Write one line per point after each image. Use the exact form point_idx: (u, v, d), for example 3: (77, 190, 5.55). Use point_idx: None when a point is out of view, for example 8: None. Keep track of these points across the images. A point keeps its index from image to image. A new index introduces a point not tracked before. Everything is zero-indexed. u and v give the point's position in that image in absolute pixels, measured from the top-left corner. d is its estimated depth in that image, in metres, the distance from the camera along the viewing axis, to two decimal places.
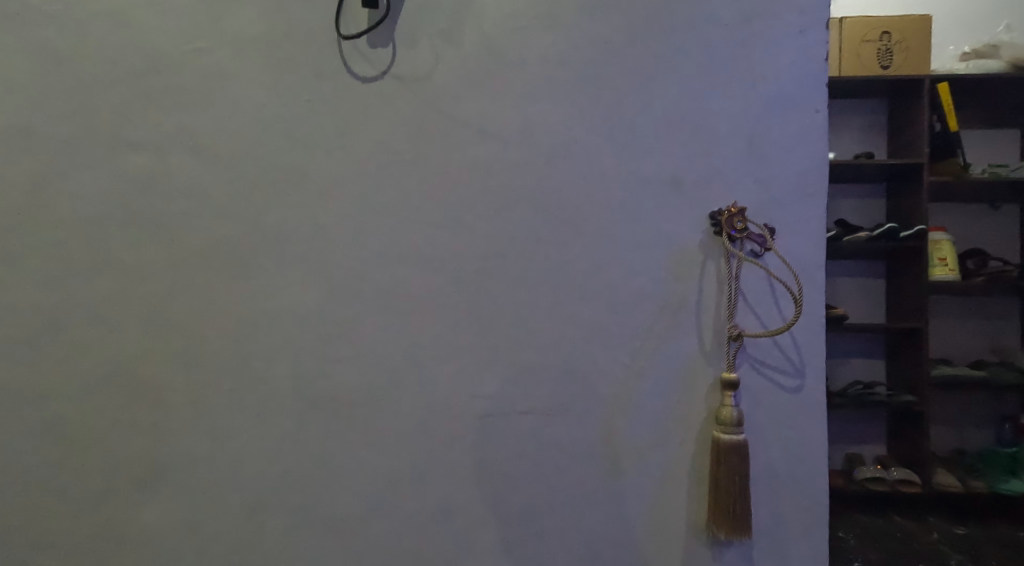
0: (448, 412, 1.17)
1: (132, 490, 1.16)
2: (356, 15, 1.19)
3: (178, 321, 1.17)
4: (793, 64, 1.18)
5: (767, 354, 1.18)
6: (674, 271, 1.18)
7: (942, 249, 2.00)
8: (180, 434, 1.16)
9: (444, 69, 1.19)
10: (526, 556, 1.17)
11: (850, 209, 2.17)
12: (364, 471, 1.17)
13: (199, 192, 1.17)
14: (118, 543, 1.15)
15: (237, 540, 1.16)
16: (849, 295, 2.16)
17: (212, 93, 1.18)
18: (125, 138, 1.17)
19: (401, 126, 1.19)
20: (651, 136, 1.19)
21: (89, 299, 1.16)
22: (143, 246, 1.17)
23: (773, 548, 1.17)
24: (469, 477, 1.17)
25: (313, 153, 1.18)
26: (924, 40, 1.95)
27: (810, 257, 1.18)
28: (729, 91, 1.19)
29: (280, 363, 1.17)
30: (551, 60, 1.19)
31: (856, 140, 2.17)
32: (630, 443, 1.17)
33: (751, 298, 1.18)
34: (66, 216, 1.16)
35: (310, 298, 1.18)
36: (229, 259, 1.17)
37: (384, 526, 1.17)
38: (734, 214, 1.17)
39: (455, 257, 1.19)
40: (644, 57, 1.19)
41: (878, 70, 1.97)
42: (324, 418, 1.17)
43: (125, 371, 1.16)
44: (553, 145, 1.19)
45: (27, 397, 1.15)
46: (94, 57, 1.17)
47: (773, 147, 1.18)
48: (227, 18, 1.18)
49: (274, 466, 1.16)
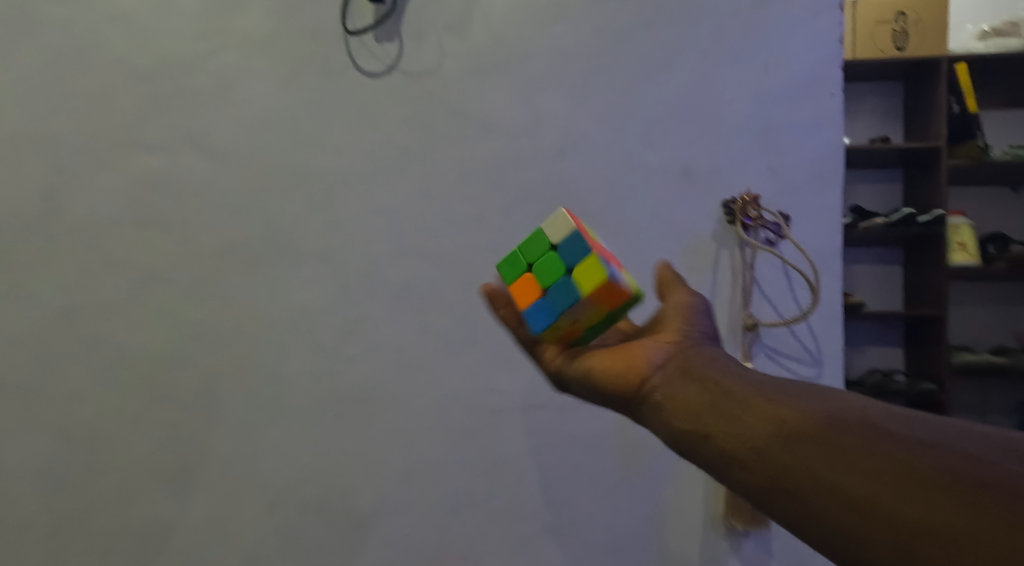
0: (462, 408, 1.17)
1: (151, 489, 1.16)
2: (361, 11, 1.18)
3: (192, 322, 1.17)
4: (805, 48, 1.16)
5: (783, 343, 1.17)
6: (687, 262, 1.17)
7: (960, 233, 1.97)
8: (198, 433, 1.17)
9: (451, 62, 1.18)
10: (544, 550, 1.16)
11: (866, 194, 2.14)
12: (380, 468, 1.17)
13: (211, 193, 1.18)
14: (139, 541, 1.16)
15: (256, 538, 1.17)
16: (867, 281, 2.14)
17: (220, 92, 1.18)
18: (138, 140, 1.17)
19: (409, 122, 1.18)
20: (661, 126, 1.18)
21: (104, 301, 1.17)
22: (157, 246, 1.17)
23: (792, 540, 1.16)
24: (485, 473, 1.17)
25: (321, 151, 1.18)
26: (941, 17, 1.90)
27: (826, 246, 1.17)
28: (741, 78, 1.17)
29: (292, 362, 1.17)
30: (560, 50, 1.18)
31: (871, 124, 2.13)
32: (646, 436, 1.16)
33: (766, 288, 1.17)
34: (80, 219, 1.17)
35: (323, 295, 1.18)
36: (241, 259, 1.18)
37: (399, 522, 1.17)
38: (748, 203, 1.15)
39: (464, 253, 1.18)
40: (652, 46, 1.17)
41: (893, 53, 1.94)
42: (339, 416, 1.17)
43: (143, 371, 1.17)
44: (561, 138, 1.18)
45: (47, 398, 1.16)
46: (103, 60, 1.17)
47: (786, 134, 1.17)
48: (234, 17, 1.17)
49: (290, 464, 1.17)
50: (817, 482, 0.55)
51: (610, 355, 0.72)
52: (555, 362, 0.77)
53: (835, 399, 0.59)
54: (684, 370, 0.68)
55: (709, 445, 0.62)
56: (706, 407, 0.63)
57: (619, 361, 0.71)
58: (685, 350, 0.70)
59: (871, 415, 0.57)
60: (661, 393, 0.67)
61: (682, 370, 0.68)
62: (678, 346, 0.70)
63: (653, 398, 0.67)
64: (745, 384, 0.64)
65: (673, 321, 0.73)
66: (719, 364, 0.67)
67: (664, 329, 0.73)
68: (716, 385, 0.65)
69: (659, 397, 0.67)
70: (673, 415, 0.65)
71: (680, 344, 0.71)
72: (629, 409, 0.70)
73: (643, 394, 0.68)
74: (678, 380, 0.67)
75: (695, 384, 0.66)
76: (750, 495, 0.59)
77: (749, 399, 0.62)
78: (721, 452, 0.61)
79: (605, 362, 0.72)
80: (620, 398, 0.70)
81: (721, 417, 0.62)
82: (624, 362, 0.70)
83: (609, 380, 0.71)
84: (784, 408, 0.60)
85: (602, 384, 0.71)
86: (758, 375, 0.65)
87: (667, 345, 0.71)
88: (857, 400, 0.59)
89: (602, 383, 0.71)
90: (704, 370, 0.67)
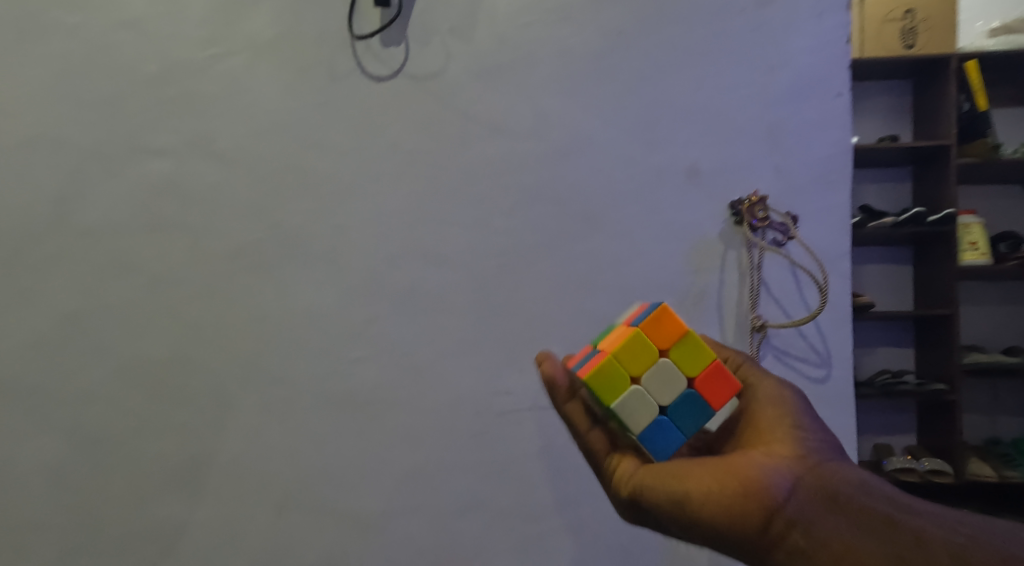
0: (468, 410, 1.18)
1: (161, 490, 1.17)
2: (367, 16, 1.19)
3: (202, 325, 1.18)
4: (812, 47, 1.16)
5: (791, 345, 1.17)
6: (694, 263, 1.17)
7: (971, 232, 1.95)
8: (206, 433, 1.18)
9: (456, 65, 1.19)
10: (550, 552, 1.17)
11: (874, 194, 2.12)
12: (385, 469, 1.18)
13: (219, 196, 1.19)
14: (151, 541, 1.17)
15: (265, 539, 1.18)
16: (876, 282, 2.11)
17: (228, 98, 1.19)
18: (147, 146, 1.18)
19: (414, 124, 1.19)
20: (667, 128, 1.18)
21: (115, 303, 1.18)
22: (167, 250, 1.18)
23: None
24: (491, 473, 1.17)
25: (327, 156, 1.19)
26: (949, 16, 1.89)
27: (833, 246, 1.17)
28: (749, 78, 1.17)
29: (301, 364, 1.18)
30: (565, 52, 1.18)
31: (882, 121, 2.11)
32: None
33: (774, 289, 1.17)
34: (89, 224, 1.18)
35: (328, 297, 1.19)
36: (250, 262, 1.19)
37: (405, 524, 1.17)
38: (755, 203, 1.15)
39: (469, 255, 1.19)
40: (658, 46, 1.17)
41: (901, 52, 1.92)
42: (346, 417, 1.18)
43: (153, 374, 1.18)
44: (566, 140, 1.18)
45: (58, 400, 1.17)
46: (113, 66, 1.18)
47: (793, 135, 1.16)
48: (242, 23, 1.18)
49: (298, 466, 1.18)
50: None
51: (711, 470, 0.76)
52: (629, 483, 0.81)
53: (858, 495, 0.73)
54: (825, 492, 0.73)
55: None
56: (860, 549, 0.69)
57: (726, 485, 0.74)
58: (814, 463, 0.76)
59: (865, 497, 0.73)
60: (798, 531, 0.72)
61: (818, 495, 0.73)
62: (798, 467, 0.75)
63: (790, 537, 0.71)
64: (909, 518, 0.70)
65: (775, 427, 0.81)
66: (849, 487, 0.73)
67: (772, 442, 0.79)
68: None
69: (797, 538, 0.71)
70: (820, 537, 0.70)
71: (802, 463, 0.76)
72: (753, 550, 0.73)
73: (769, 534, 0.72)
74: (827, 522, 0.71)
75: (840, 512, 0.72)
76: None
77: (923, 543, 0.68)
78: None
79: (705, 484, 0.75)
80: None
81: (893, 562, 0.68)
82: (745, 492, 0.73)
83: (727, 514, 0.73)
84: (934, 542, 0.68)
85: (706, 514, 0.74)
86: (921, 505, 0.72)
87: (792, 467, 0.75)
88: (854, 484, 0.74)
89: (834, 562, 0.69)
90: (845, 499, 0.72)
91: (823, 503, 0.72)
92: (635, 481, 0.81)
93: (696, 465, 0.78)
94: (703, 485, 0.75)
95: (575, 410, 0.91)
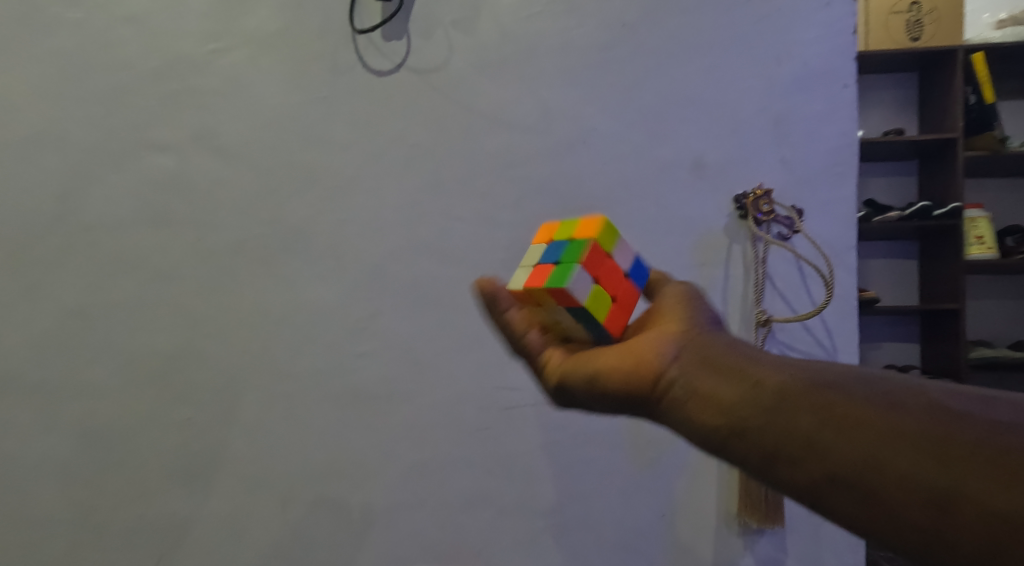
0: (472, 405, 1.17)
1: (165, 486, 1.17)
2: (368, 9, 1.18)
3: (207, 320, 1.18)
4: (818, 39, 1.15)
5: (796, 339, 1.16)
6: (698, 257, 1.16)
7: (978, 227, 1.94)
8: (210, 429, 1.17)
9: (458, 59, 1.18)
10: (555, 548, 1.17)
11: (880, 188, 2.11)
12: (390, 464, 1.17)
13: (221, 192, 1.18)
14: (155, 537, 1.17)
15: (270, 535, 1.17)
16: (881, 277, 2.11)
17: (230, 92, 1.18)
18: (149, 141, 1.18)
19: (417, 118, 1.18)
20: (672, 120, 1.17)
21: (117, 299, 1.17)
22: (169, 245, 1.18)
23: (808, 535, 1.17)
24: (496, 469, 1.17)
25: (330, 151, 1.18)
26: (956, 6, 1.87)
27: (840, 240, 1.16)
28: (753, 70, 1.16)
29: (305, 360, 1.18)
30: (569, 44, 1.17)
31: (887, 115, 2.10)
32: (656, 433, 1.17)
33: (779, 283, 1.16)
34: (91, 220, 1.17)
35: (331, 292, 1.18)
36: (253, 258, 1.18)
37: (410, 519, 1.17)
38: (761, 197, 1.14)
39: (474, 250, 1.18)
40: (662, 38, 1.16)
41: (907, 44, 1.92)
42: (351, 412, 1.18)
43: (156, 369, 1.17)
44: (571, 133, 1.17)
45: (60, 396, 1.17)
46: (114, 61, 1.17)
47: (798, 127, 1.16)
48: (243, 17, 1.18)
49: (302, 461, 1.17)
50: (809, 442, 0.58)
51: (615, 352, 0.71)
52: (555, 372, 0.75)
53: (752, 356, 0.66)
54: (705, 352, 0.67)
55: (746, 441, 0.61)
56: (728, 399, 0.63)
57: (629, 358, 0.69)
58: (698, 333, 0.70)
59: (751, 361, 0.65)
60: (679, 386, 0.66)
61: (698, 359, 0.67)
62: (683, 334, 0.70)
63: (672, 393, 0.66)
64: (776, 364, 0.64)
65: (669, 308, 0.74)
66: (724, 349, 0.67)
67: (663, 321, 0.73)
68: (816, 411, 0.59)
69: (678, 392, 0.66)
70: (700, 407, 0.64)
71: (687, 335, 0.69)
72: (647, 408, 0.68)
73: (658, 390, 0.67)
74: (700, 376, 0.65)
75: (717, 368, 0.65)
76: (806, 493, 0.58)
77: (783, 385, 0.62)
78: (762, 447, 0.60)
79: (611, 363, 0.70)
80: (726, 436, 0.62)
81: (757, 411, 0.61)
82: (635, 360, 0.69)
83: (619, 381, 0.69)
84: (791, 382, 0.62)
85: (612, 385, 0.69)
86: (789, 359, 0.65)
87: (675, 337, 0.70)
88: (753, 356, 0.66)
89: (708, 419, 0.63)
90: (737, 366, 0.65)
91: (701, 362, 0.66)
92: (559, 369, 0.75)
93: (609, 350, 0.72)
94: (609, 364, 0.70)
95: (514, 318, 0.81)
